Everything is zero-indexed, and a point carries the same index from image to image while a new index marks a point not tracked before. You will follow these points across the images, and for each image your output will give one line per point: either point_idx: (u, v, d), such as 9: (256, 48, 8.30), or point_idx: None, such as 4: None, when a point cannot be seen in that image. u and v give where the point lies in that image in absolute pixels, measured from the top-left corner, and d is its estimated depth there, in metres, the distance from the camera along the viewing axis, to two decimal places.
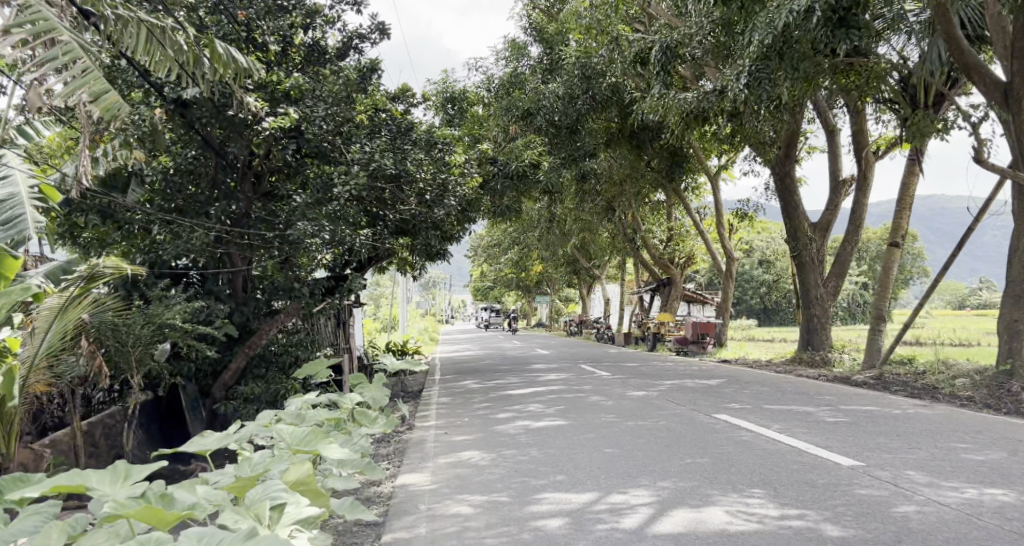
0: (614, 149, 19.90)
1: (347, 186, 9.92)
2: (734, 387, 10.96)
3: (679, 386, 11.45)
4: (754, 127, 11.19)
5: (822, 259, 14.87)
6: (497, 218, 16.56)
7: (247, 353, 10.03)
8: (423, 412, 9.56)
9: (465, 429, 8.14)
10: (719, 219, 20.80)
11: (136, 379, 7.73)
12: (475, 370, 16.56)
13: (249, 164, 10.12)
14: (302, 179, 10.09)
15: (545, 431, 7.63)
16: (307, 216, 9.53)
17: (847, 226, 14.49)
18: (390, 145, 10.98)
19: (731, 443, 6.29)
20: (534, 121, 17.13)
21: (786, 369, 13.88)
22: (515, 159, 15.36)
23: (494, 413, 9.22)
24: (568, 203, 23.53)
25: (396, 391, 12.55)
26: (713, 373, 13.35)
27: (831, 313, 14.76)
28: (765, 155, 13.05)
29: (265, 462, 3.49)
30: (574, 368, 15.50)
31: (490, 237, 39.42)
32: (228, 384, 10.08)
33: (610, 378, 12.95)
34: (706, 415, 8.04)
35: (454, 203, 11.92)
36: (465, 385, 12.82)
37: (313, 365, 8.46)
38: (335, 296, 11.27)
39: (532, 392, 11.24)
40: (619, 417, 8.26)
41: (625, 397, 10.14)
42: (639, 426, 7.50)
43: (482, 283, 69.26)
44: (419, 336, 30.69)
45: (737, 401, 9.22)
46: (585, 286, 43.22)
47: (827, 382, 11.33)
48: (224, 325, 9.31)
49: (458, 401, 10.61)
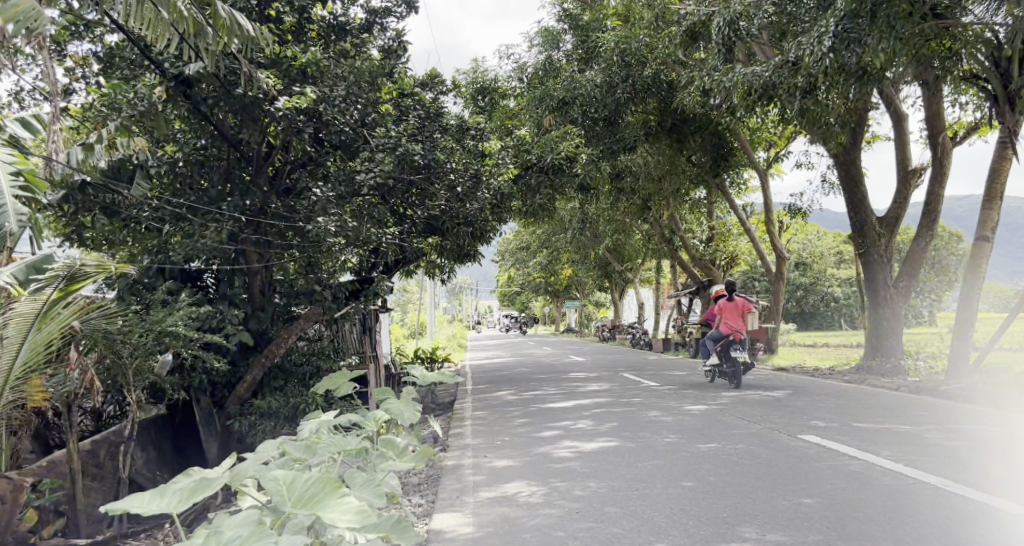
0: (653, 143, 18.81)
1: (375, 177, 8.96)
2: (804, 401, 9.76)
3: (741, 398, 10.28)
4: (826, 106, 10.00)
5: (890, 257, 13.73)
6: (530, 216, 15.45)
7: (264, 363, 8.95)
8: (460, 428, 8.57)
9: (506, 451, 7.06)
10: (769, 216, 19.53)
11: (135, 395, 6.65)
12: (509, 378, 15.47)
13: (267, 155, 9.20)
14: (324, 172, 9.22)
15: (602, 456, 6.54)
16: (330, 213, 8.67)
17: (919, 219, 13.26)
18: (419, 133, 10.00)
19: (838, 477, 5.18)
20: (570, 111, 16.07)
21: (854, 379, 12.62)
22: (551, 152, 14.26)
23: (539, 430, 8.16)
24: (603, 201, 22.42)
25: (427, 403, 11.54)
26: (774, 383, 12.13)
27: (902, 316, 13.60)
28: (832, 143, 11.84)
29: (239, 543, 2.72)
30: (616, 378, 14.36)
31: (519, 240, 38.25)
32: (243, 397, 9.05)
33: (660, 388, 11.82)
34: (789, 437, 6.90)
35: (488, 196, 10.96)
36: (501, 397, 11.77)
37: (335, 378, 7.36)
38: (360, 301, 10.32)
39: (577, 405, 10.16)
40: (686, 437, 7.15)
41: (684, 412, 9.02)
42: (713, 451, 6.39)
43: (509, 288, 68.02)
44: (446, 343, 29.64)
45: (816, 418, 8.06)
46: (616, 289, 41.86)
47: (910, 394, 10.14)
48: (237, 332, 8.43)
49: (496, 416, 9.59)
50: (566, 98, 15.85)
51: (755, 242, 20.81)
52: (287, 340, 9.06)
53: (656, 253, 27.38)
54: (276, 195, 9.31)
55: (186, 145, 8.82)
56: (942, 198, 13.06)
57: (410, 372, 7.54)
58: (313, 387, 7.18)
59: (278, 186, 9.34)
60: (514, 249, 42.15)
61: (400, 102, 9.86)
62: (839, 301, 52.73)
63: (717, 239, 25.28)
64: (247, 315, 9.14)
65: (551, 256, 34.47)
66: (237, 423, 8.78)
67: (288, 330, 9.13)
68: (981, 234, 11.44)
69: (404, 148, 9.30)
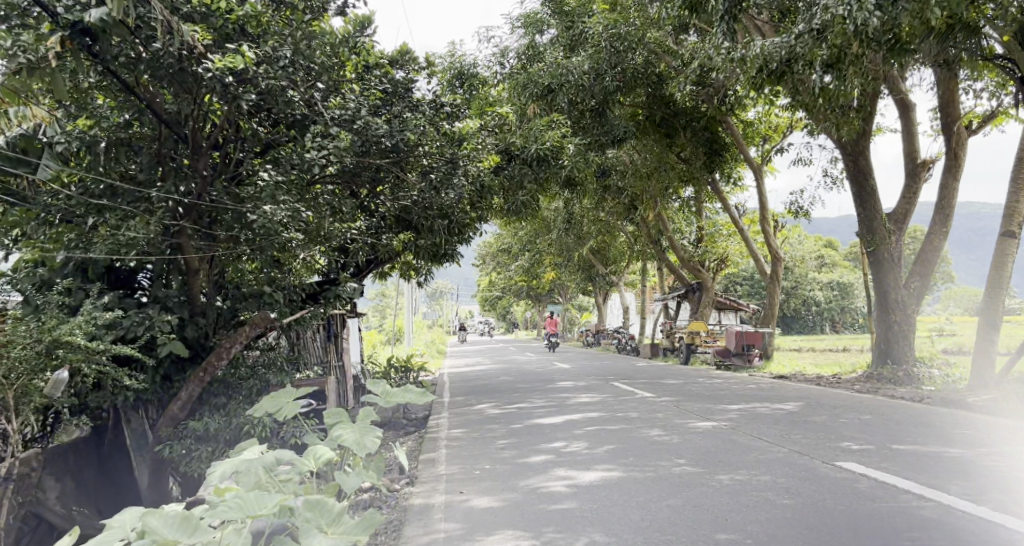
0: (639, 138, 17.68)
1: (330, 156, 7.75)
2: (823, 415, 8.62)
3: (751, 412, 9.15)
4: (849, 83, 8.86)
5: (900, 255, 12.73)
6: (512, 213, 14.23)
7: (201, 379, 7.54)
8: (432, 453, 7.31)
9: (487, 484, 5.85)
10: (765, 215, 18.46)
11: (17, 423, 5.34)
12: (490, 388, 14.23)
13: (208, 134, 7.95)
14: (274, 154, 7.99)
15: (604, 492, 5.36)
16: (279, 199, 7.51)
17: (932, 215, 12.21)
18: (384, 111, 8.75)
19: (915, 527, 4.03)
20: (555, 99, 14.87)
21: (868, 388, 11.55)
22: (536, 142, 12.93)
23: (525, 455, 6.95)
24: (587, 199, 21.28)
25: (398, 419, 10.27)
26: (782, 394, 10.99)
27: (915, 320, 12.59)
28: (845, 132, 10.77)
29: None
30: (607, 387, 13.16)
31: (501, 242, 36.96)
32: (178, 418, 7.69)
33: (658, 400, 10.64)
34: (827, 464, 5.76)
35: (467, 185, 9.74)
36: (481, 411, 10.52)
37: (279, 397, 6.02)
38: (319, 304, 9.17)
39: (568, 421, 8.96)
40: (703, 464, 5.97)
41: (691, 430, 7.86)
42: (742, 485, 5.25)
43: (490, 294, 66.64)
44: (422, 349, 28.33)
45: (848, 438, 6.90)
46: (600, 294, 40.73)
47: (940, 407, 9.06)
48: (169, 342, 7.21)
49: (476, 435, 8.39)
50: (551, 85, 14.64)
51: (748, 242, 19.75)
52: (231, 348, 7.61)
53: (642, 256, 26.28)
54: (219, 180, 7.99)
55: (103, 119, 7.43)
56: (957, 190, 12.01)
57: (369, 389, 6.21)
58: (252, 409, 5.88)
59: (223, 170, 8.04)
60: (495, 253, 40.86)
61: (360, 75, 8.63)
62: (821, 304, 52.22)
63: (706, 240, 24.23)
64: (184, 321, 7.87)
65: (532, 259, 33.24)
66: (166, 449, 7.49)
67: (232, 336, 7.66)
68: (1007, 229, 10.36)
69: (364, 123, 8.12)
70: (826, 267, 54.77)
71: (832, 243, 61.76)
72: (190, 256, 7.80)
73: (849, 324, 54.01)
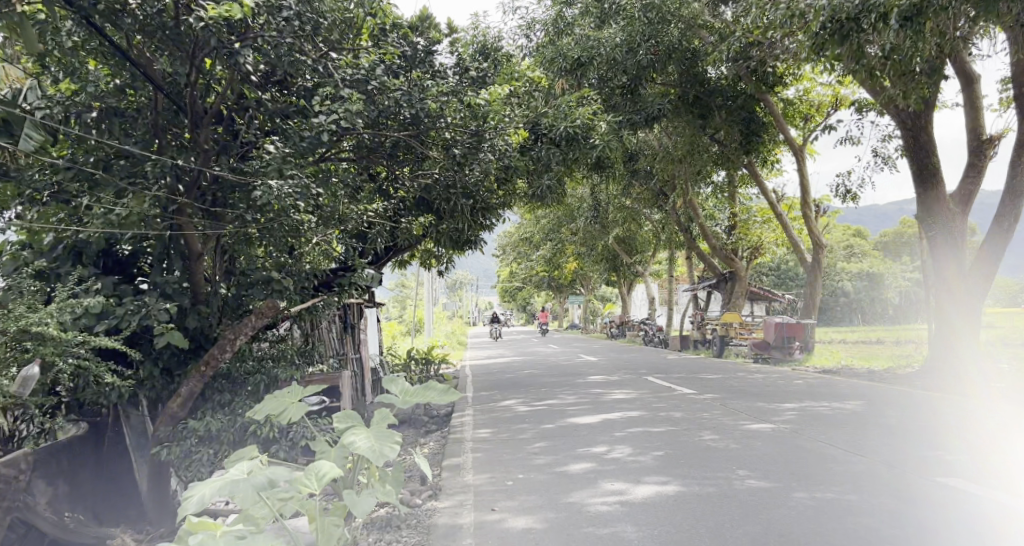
0: (671, 119, 16.71)
1: (341, 122, 6.94)
2: (892, 416, 7.69)
3: (808, 412, 8.28)
4: (927, 39, 7.92)
5: (964, 241, 11.79)
6: (539, 196, 13.39)
7: (202, 374, 6.74)
8: (457, 459, 6.50)
9: (523, 499, 5.03)
10: (807, 198, 17.46)
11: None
12: (516, 382, 13.42)
13: (209, 104, 7.13)
14: (282, 125, 7.23)
15: (665, 512, 4.54)
16: (286, 173, 6.69)
17: (1001, 195, 11.24)
18: (403, 77, 7.94)
19: None
20: (585, 74, 14.00)
21: (930, 386, 10.64)
22: (565, 120, 11.87)
23: (563, 462, 6.11)
24: (615, 183, 20.33)
25: (419, 417, 9.49)
26: (838, 392, 10.03)
27: (980, 311, 11.65)
28: (911, 101, 9.92)
29: None
30: (641, 382, 12.31)
31: (523, 231, 36.05)
32: (177, 416, 6.86)
33: (701, 398, 9.79)
34: (923, 481, 4.91)
35: (494, 160, 8.90)
36: (508, 409, 9.69)
37: (285, 396, 5.20)
38: (334, 292, 8.46)
39: (605, 421, 8.14)
40: (775, 479, 5.11)
41: (747, 433, 7.01)
42: (832, 507, 4.40)
43: (510, 284, 65.71)
44: (442, 340, 27.50)
45: (936, 447, 5.99)
46: (624, 284, 39.72)
47: (1021, 408, 8.14)
48: (166, 331, 6.44)
49: (505, 435, 7.61)
50: (582, 59, 13.76)
51: (787, 228, 18.74)
52: (235, 341, 6.82)
53: (670, 244, 25.31)
54: (222, 154, 7.21)
55: (89, 83, 6.43)
56: None
57: (386, 389, 5.40)
58: (250, 411, 5.06)
59: (227, 145, 7.21)
60: (516, 242, 39.94)
61: (376, 35, 7.83)
62: (849, 295, 50.87)
63: (740, 227, 23.23)
64: (184, 310, 7.08)
65: (554, 248, 32.32)
66: (163, 452, 6.68)
67: (236, 327, 6.87)
68: None
69: (380, 83, 7.40)
70: (855, 257, 53.38)
71: (861, 232, 60.22)
72: (192, 237, 6.97)
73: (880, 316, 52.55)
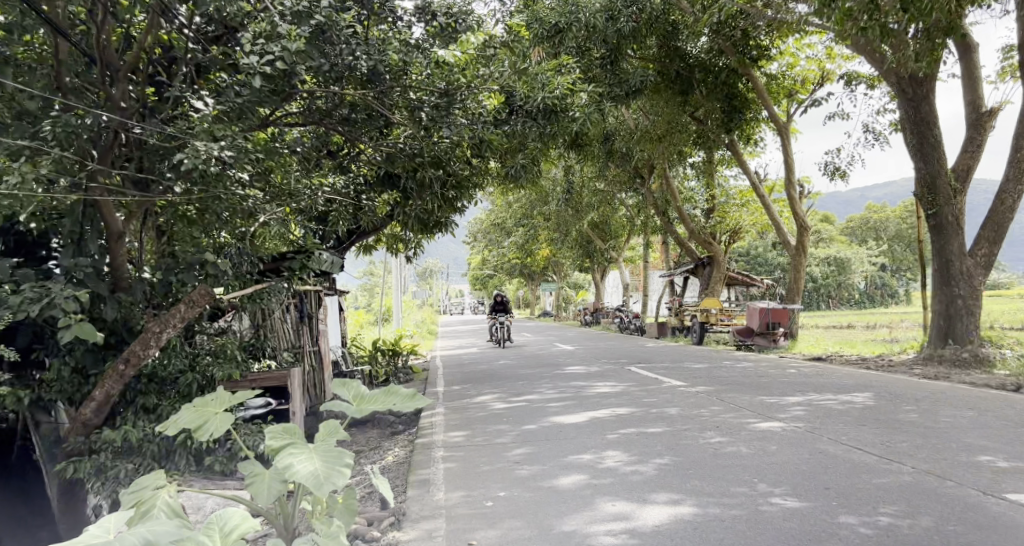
0: (651, 95, 15.76)
1: (278, 66, 5.84)
2: (912, 411, 6.89)
3: (818, 406, 7.45)
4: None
5: (964, 219, 11.11)
6: (514, 175, 12.36)
7: (121, 374, 5.61)
8: (426, 471, 5.54)
9: (507, 527, 4.08)
10: (792, 179, 16.70)
11: None
12: (490, 375, 12.43)
13: (128, 56, 6.05)
14: (215, 78, 6.13)
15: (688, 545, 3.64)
16: (217, 133, 5.64)
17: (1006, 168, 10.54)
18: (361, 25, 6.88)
19: None
20: (563, 42, 12.77)
21: (936, 375, 9.90)
22: (543, 90, 10.67)
23: (552, 475, 5.17)
24: (591, 165, 19.32)
25: (383, 417, 8.46)
26: (841, 383, 9.21)
27: (981, 292, 11.02)
28: (923, 65, 9.10)
29: None
30: (625, 373, 11.39)
31: (495, 216, 34.92)
32: (92, 423, 5.78)
33: (694, 391, 8.89)
34: (989, 497, 4.10)
35: (465, 125, 7.89)
36: (482, 406, 8.71)
37: (207, 405, 4.14)
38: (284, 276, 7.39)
39: (593, 420, 7.20)
40: (811, 497, 4.24)
41: (759, 434, 6.13)
42: (896, 541, 3.54)
43: (480, 272, 64.38)
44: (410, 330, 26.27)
45: (982, 450, 5.20)
46: (597, 271, 38.88)
47: None
48: (73, 324, 5.24)
49: (482, 439, 6.65)
50: (560, 24, 12.58)
51: (770, 210, 17.97)
52: (161, 334, 5.63)
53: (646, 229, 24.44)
54: (145, 114, 6.11)
55: None
56: None
57: (337, 394, 4.38)
58: (164, 425, 4.01)
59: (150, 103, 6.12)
60: (487, 228, 38.80)
61: None
62: (818, 281, 50.60)
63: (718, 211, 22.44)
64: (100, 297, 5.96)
65: (527, 234, 31.29)
66: (71, 468, 5.60)
67: (162, 318, 5.66)
68: None
69: (324, 20, 6.25)
70: (824, 242, 53.25)
71: (829, 217, 60.25)
72: (109, 212, 5.84)
73: (850, 301, 52.50)
